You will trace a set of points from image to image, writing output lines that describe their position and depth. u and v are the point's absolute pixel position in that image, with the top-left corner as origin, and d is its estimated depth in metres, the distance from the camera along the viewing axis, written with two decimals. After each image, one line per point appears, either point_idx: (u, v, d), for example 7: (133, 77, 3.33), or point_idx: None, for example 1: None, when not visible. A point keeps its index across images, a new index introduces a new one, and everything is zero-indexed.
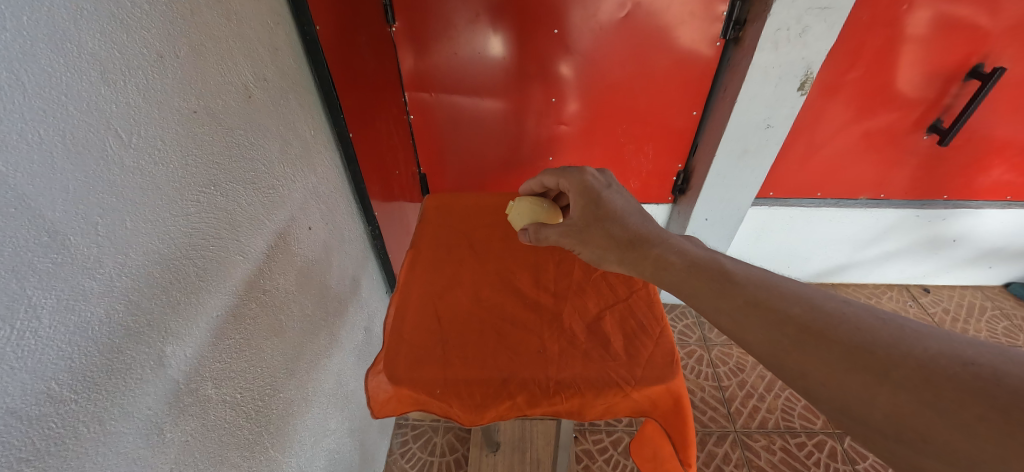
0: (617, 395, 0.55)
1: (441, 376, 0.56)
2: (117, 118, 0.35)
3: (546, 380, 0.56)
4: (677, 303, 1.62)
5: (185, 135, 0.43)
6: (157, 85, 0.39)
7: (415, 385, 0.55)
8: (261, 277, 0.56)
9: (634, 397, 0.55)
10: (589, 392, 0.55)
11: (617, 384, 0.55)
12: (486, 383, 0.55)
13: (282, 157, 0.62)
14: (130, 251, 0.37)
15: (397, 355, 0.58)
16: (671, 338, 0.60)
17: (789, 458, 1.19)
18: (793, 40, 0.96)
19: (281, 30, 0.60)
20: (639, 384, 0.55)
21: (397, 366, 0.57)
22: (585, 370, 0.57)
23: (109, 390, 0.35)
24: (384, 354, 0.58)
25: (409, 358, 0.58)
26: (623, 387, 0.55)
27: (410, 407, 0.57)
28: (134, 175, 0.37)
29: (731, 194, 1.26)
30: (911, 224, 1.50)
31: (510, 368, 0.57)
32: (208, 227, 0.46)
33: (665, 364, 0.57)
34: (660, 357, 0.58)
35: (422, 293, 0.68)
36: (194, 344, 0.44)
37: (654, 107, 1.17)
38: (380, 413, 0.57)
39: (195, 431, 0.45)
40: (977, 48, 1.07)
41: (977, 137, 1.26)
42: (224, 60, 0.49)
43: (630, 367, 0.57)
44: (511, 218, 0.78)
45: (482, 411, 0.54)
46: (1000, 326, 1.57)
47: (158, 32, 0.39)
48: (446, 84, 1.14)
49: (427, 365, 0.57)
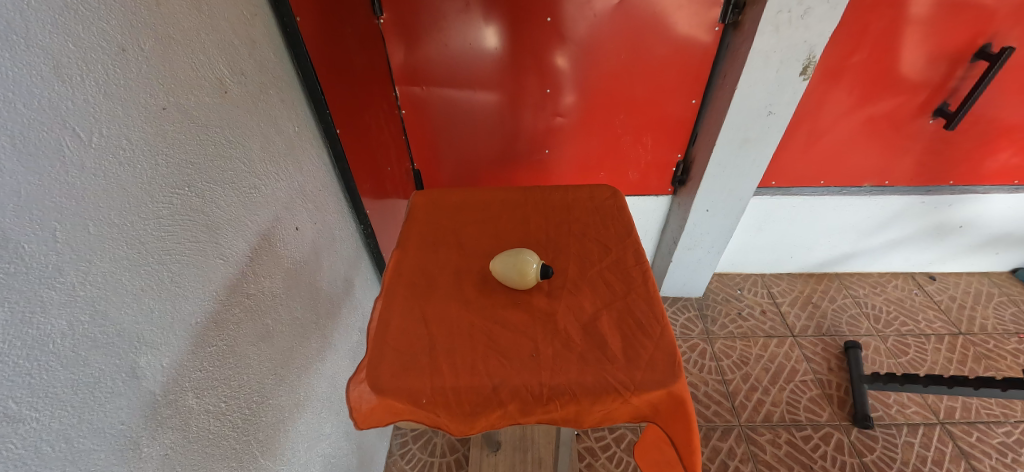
0: (615, 401, 0.53)
1: (428, 385, 0.54)
2: (74, 116, 0.33)
3: (539, 388, 0.54)
4: (679, 297, 1.59)
5: (154, 132, 0.40)
6: (119, 80, 0.37)
7: (400, 394, 0.53)
8: (244, 281, 0.54)
9: (634, 403, 0.53)
10: (585, 400, 0.53)
11: (616, 390, 0.53)
12: (476, 390, 0.54)
13: (263, 154, 0.59)
14: (95, 257, 0.35)
15: (381, 363, 0.56)
16: (672, 339, 0.58)
17: (795, 452, 1.17)
18: (795, 23, 0.92)
19: (259, 22, 0.58)
20: (640, 389, 0.53)
21: (380, 374, 0.55)
22: (583, 375, 0.54)
23: (74, 406, 0.33)
24: (368, 363, 0.56)
25: (394, 366, 0.56)
26: (622, 393, 0.53)
27: (397, 418, 0.54)
28: (95, 176, 0.35)
29: (732, 185, 1.22)
30: (918, 211, 1.46)
31: (502, 375, 0.55)
32: (182, 229, 0.44)
33: (667, 368, 0.55)
34: (661, 360, 0.56)
35: (406, 296, 0.65)
36: (171, 353, 0.42)
37: (652, 96, 1.15)
38: (364, 424, 0.55)
39: (175, 444, 0.43)
40: (984, 29, 1.04)
41: (985, 120, 1.23)
42: (195, 54, 0.46)
43: (629, 371, 0.54)
44: (508, 263, 0.65)
45: (472, 421, 0.53)
46: (1008, 312, 1.53)
47: (119, 24, 0.37)
48: (437, 77, 1.11)
49: (413, 373, 0.55)
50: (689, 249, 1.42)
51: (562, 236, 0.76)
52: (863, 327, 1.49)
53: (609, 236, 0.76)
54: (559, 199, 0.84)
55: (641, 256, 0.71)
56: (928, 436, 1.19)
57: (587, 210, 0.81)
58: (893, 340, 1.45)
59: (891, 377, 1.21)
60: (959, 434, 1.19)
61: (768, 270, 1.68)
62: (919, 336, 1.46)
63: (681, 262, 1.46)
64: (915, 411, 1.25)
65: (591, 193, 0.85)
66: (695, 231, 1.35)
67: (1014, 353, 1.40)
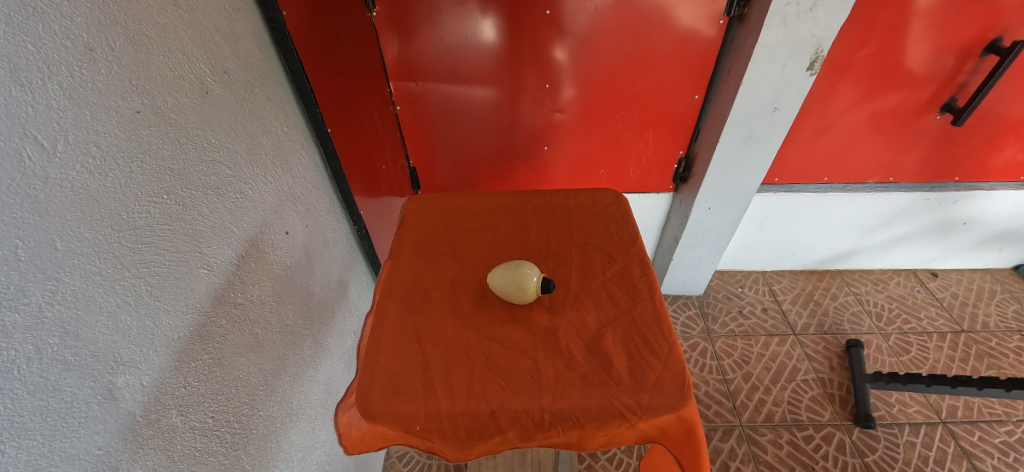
0: (621, 426, 0.51)
1: (421, 408, 0.52)
2: (36, 124, 0.30)
3: (540, 412, 0.52)
4: (679, 294, 1.58)
5: (128, 138, 0.38)
6: (86, 82, 0.34)
7: (391, 419, 0.51)
8: (231, 291, 0.52)
9: (640, 428, 0.52)
10: (589, 425, 0.51)
11: (622, 415, 0.51)
12: (472, 415, 0.52)
13: (250, 156, 0.57)
14: (64, 275, 0.32)
15: (373, 385, 0.54)
16: (680, 359, 0.56)
17: (797, 452, 1.16)
18: (803, 16, 0.89)
19: (242, 17, 0.55)
20: (646, 414, 0.51)
21: (372, 398, 0.53)
22: (586, 398, 0.53)
23: (44, 434, 0.31)
24: (359, 386, 0.54)
25: (386, 389, 0.54)
26: (628, 418, 0.51)
27: (389, 442, 0.52)
28: (61, 188, 0.32)
29: (735, 182, 1.20)
30: (921, 208, 1.45)
31: (500, 398, 0.53)
32: (162, 241, 0.42)
33: (676, 391, 0.53)
34: (670, 382, 0.54)
35: (399, 311, 0.63)
36: (152, 370, 0.40)
37: (653, 91, 1.12)
38: (354, 449, 0.53)
39: (159, 465, 0.41)
40: (994, 22, 1.01)
41: (992, 116, 1.21)
42: (172, 52, 0.43)
43: (636, 395, 0.53)
44: (506, 274, 0.62)
45: (469, 445, 0.51)
46: (1011, 309, 1.52)
47: (85, 21, 0.34)
48: (433, 72, 1.08)
49: (406, 398, 0.53)
50: (689, 247, 1.40)
51: (563, 244, 0.74)
52: (864, 325, 1.48)
53: (612, 244, 0.73)
54: (560, 204, 0.82)
55: (646, 266, 0.69)
56: (930, 436, 1.18)
57: (589, 216, 0.79)
58: (895, 338, 1.44)
59: (893, 376, 1.21)
60: (962, 433, 1.19)
61: (768, 267, 1.66)
62: (921, 334, 1.45)
63: (682, 260, 1.44)
64: (917, 410, 1.24)
65: (593, 197, 0.83)
66: (696, 229, 1.33)
67: (1016, 350, 1.40)
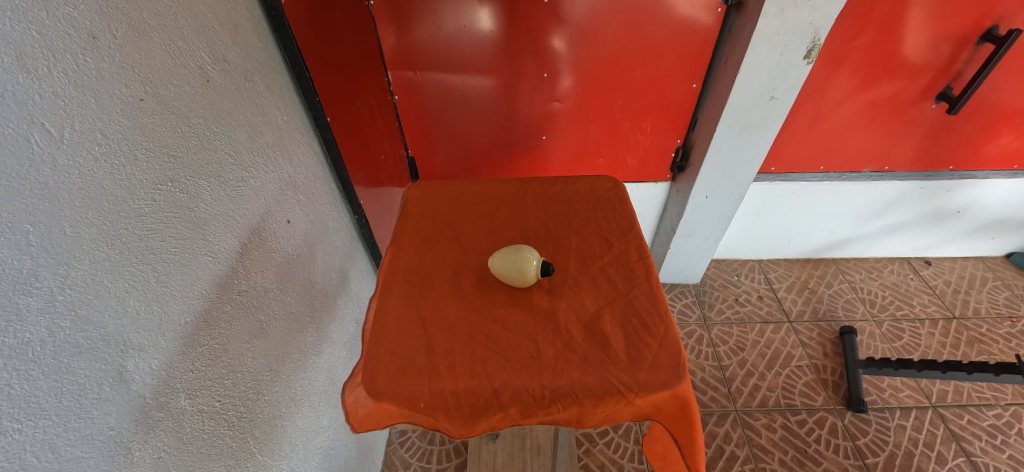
0: (618, 403, 0.53)
1: (425, 388, 0.53)
2: (43, 111, 0.30)
3: (540, 390, 0.53)
4: (676, 283, 1.60)
5: (132, 126, 0.38)
6: (90, 71, 0.34)
7: (396, 398, 0.53)
8: (235, 278, 0.53)
9: (636, 404, 0.53)
10: (587, 402, 0.52)
11: (619, 391, 0.53)
12: (474, 394, 0.53)
13: (250, 144, 0.57)
14: (74, 260, 0.33)
15: (376, 366, 0.55)
16: (675, 338, 0.57)
17: (790, 435, 1.19)
18: (801, 4, 0.89)
19: (241, 6, 0.55)
20: (643, 391, 0.53)
21: (376, 379, 0.54)
22: (584, 377, 0.54)
23: (58, 415, 0.32)
24: (363, 367, 0.55)
25: (390, 370, 0.55)
26: (625, 394, 0.53)
27: (394, 421, 0.54)
28: (69, 175, 0.32)
29: (732, 171, 1.20)
30: (916, 196, 1.46)
31: (501, 378, 0.54)
32: (167, 227, 0.42)
33: (671, 368, 0.55)
34: (665, 360, 0.55)
35: (402, 296, 0.64)
36: (160, 355, 0.41)
37: (651, 79, 1.12)
38: (360, 428, 0.54)
39: (169, 446, 0.42)
40: (990, 10, 1.02)
41: (987, 104, 1.21)
42: (172, 40, 0.43)
43: (632, 373, 0.54)
44: (507, 256, 0.63)
45: (471, 423, 0.53)
46: (1001, 296, 1.55)
47: (87, 9, 0.34)
48: (432, 61, 1.07)
49: (409, 378, 0.54)
50: (687, 236, 1.41)
51: (562, 230, 0.75)
52: (858, 312, 1.51)
53: (611, 230, 0.74)
54: (559, 191, 0.82)
55: (643, 250, 0.70)
56: (920, 419, 1.21)
57: (587, 202, 0.80)
58: (888, 325, 1.46)
59: (885, 362, 1.23)
60: (950, 416, 1.22)
61: (765, 255, 1.68)
62: (913, 321, 1.47)
63: (679, 249, 1.46)
64: (908, 394, 1.27)
65: (592, 184, 0.83)
66: (694, 217, 1.35)
67: (1006, 336, 1.42)
